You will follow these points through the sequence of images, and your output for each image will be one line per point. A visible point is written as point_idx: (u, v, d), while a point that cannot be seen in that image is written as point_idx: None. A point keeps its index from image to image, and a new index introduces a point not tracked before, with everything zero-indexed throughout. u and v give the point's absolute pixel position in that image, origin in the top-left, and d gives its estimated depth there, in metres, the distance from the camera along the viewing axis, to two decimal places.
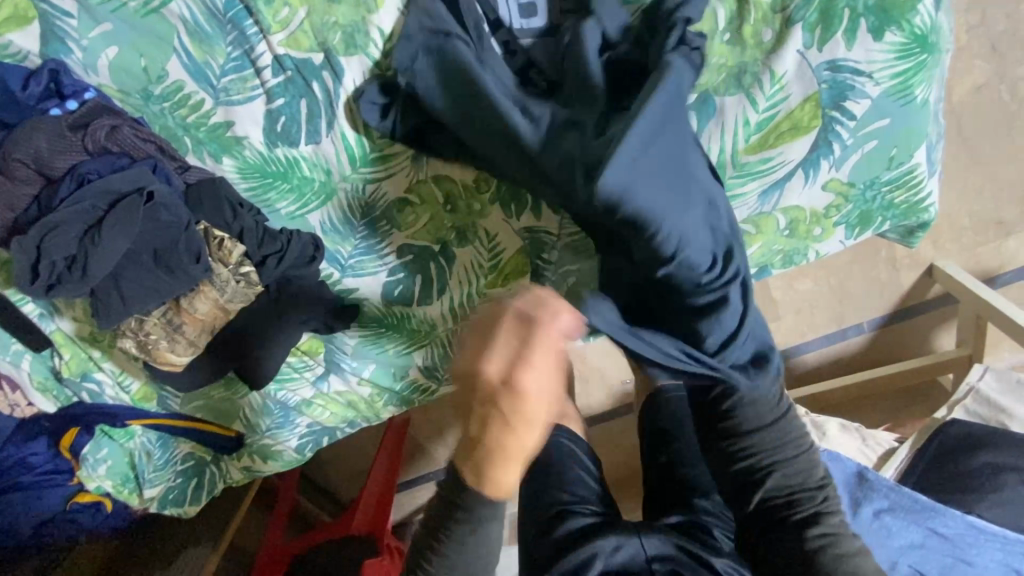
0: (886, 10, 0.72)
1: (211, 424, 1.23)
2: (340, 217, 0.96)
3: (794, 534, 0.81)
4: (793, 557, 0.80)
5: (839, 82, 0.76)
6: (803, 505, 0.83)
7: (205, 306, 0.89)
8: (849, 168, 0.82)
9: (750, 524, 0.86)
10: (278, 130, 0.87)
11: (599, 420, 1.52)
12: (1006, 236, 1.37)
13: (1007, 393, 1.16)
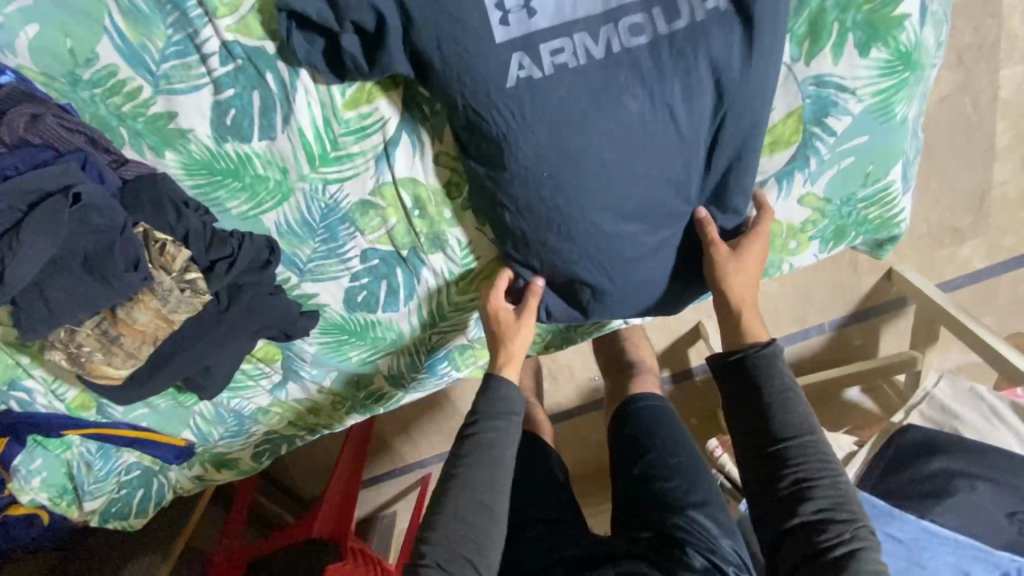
0: (875, 24, 0.69)
1: (157, 433, 1.15)
2: (297, 219, 0.88)
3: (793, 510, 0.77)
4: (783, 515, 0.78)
5: (823, 98, 0.74)
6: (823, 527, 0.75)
7: (146, 317, 0.80)
8: (824, 183, 0.81)
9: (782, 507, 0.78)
10: (228, 124, 0.80)
11: (562, 417, 1.57)
12: (959, 242, 1.54)
13: (959, 400, 1.21)
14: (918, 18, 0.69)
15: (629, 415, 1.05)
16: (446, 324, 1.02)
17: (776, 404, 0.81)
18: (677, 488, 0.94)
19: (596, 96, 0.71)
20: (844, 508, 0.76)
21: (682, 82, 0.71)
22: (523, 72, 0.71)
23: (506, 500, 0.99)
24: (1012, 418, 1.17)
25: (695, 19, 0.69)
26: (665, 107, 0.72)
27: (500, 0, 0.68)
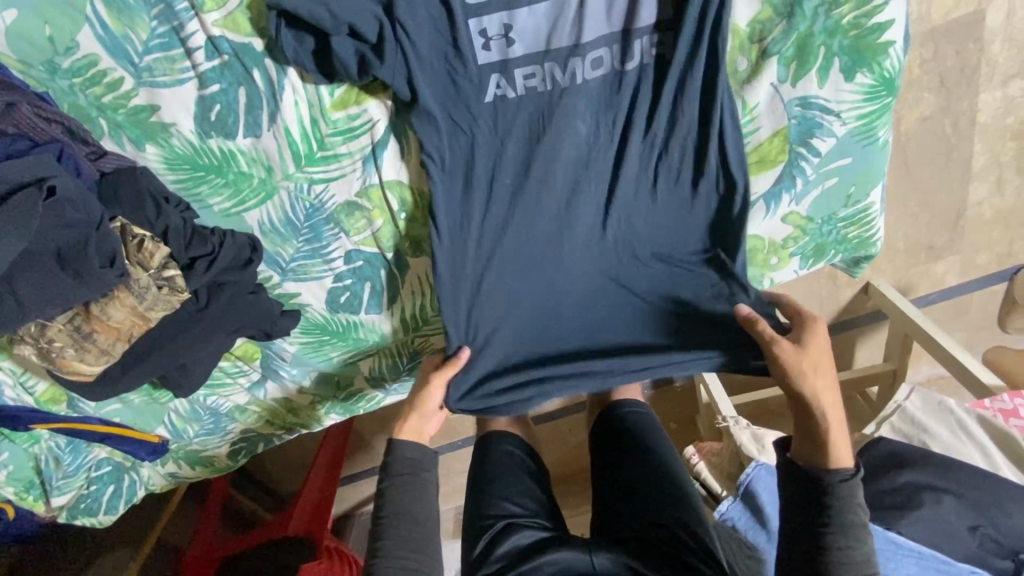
0: (861, 50, 0.71)
1: (131, 430, 1.13)
2: (281, 218, 0.87)
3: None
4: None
5: (808, 119, 0.75)
6: None
7: (121, 314, 0.78)
8: (808, 203, 0.83)
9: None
10: (212, 119, 0.78)
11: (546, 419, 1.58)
12: (935, 259, 1.59)
13: (929, 413, 1.25)
14: (902, 45, 0.70)
15: (615, 423, 1.07)
16: (429, 329, 1.01)
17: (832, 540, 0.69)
18: (663, 497, 0.94)
19: (549, 122, 0.77)
20: None
21: (628, 116, 0.77)
22: (498, 91, 0.76)
23: (490, 500, 0.96)
24: (978, 433, 1.20)
25: (642, 62, 0.74)
26: (609, 138, 0.79)
27: (483, 28, 0.73)
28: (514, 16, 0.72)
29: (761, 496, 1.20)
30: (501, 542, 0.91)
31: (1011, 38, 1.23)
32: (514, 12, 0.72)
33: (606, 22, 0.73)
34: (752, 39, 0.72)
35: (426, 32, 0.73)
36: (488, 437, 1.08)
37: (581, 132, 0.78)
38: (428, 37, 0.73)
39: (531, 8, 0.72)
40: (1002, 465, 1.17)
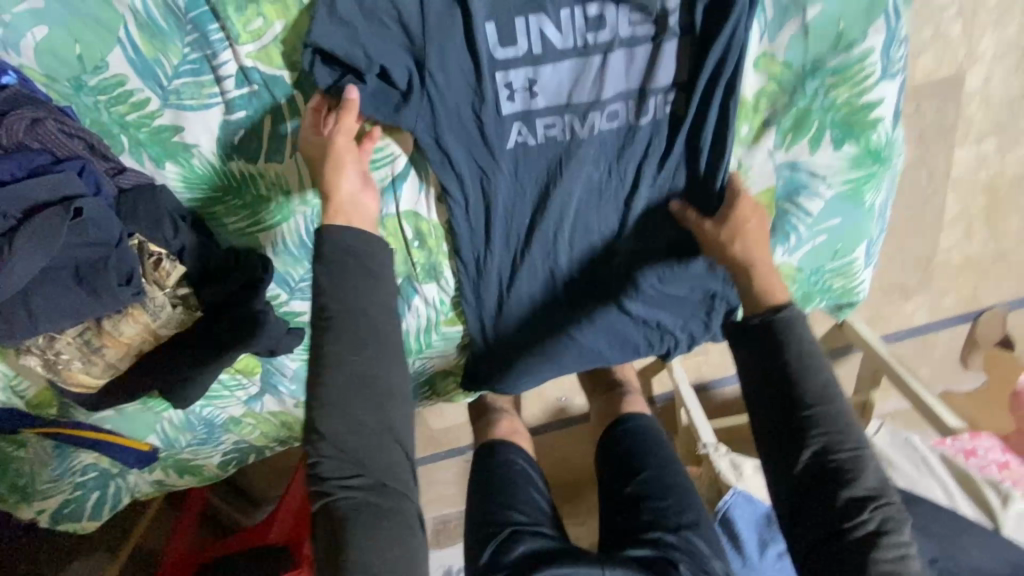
0: (851, 125, 0.76)
1: (122, 437, 1.12)
2: (294, 241, 0.89)
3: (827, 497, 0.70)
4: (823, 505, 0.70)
5: (796, 180, 0.81)
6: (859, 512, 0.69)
7: (134, 329, 0.80)
8: (800, 255, 0.88)
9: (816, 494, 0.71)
10: (235, 143, 0.80)
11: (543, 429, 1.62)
12: (905, 299, 1.69)
13: (895, 449, 1.34)
14: (891, 121, 0.76)
15: (624, 435, 1.15)
16: (433, 352, 1.03)
17: (819, 422, 0.71)
18: (669, 507, 1.01)
19: (564, 171, 0.81)
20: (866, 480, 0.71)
21: (639, 167, 0.81)
22: (519, 138, 0.80)
23: (494, 501, 1.04)
24: (941, 470, 1.28)
25: (657, 118, 0.78)
26: (620, 187, 0.83)
27: (508, 80, 0.76)
28: (540, 73, 0.76)
29: (738, 524, 1.27)
30: (507, 540, 0.97)
31: (986, 100, 1.33)
32: (540, 68, 0.76)
33: (624, 80, 0.76)
34: (757, 108, 0.77)
35: (453, 78, 0.75)
36: (494, 446, 1.17)
37: (594, 180, 0.83)
38: (455, 85, 0.76)
39: (556, 66, 0.76)
40: (961, 502, 1.25)
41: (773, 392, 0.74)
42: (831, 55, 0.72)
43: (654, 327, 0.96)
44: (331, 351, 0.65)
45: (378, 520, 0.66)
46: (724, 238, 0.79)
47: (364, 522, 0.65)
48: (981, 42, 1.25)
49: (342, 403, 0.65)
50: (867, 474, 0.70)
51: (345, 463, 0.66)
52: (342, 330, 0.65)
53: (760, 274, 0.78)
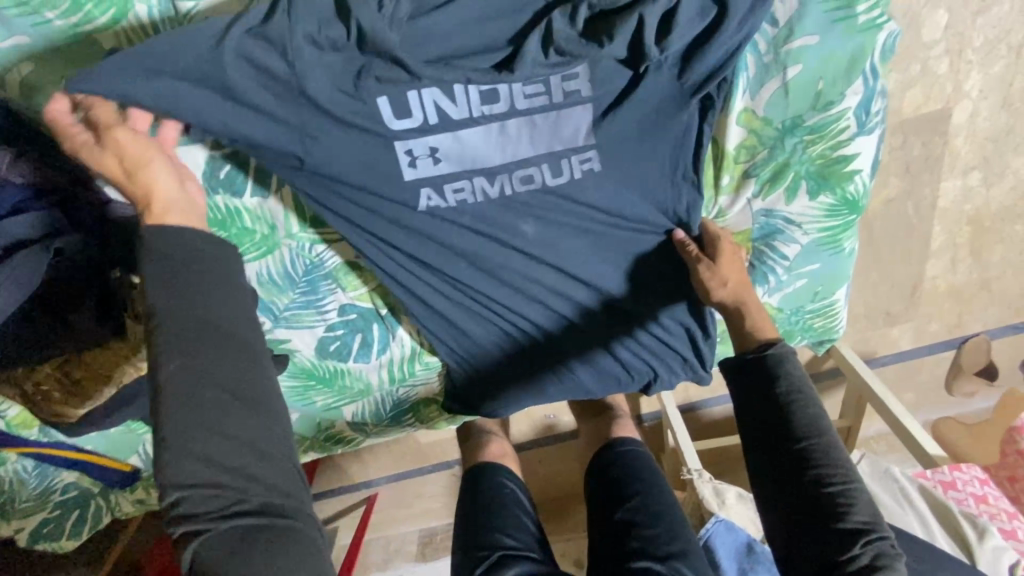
0: (826, 176, 0.77)
1: (104, 457, 1.12)
2: (279, 271, 0.89)
3: (815, 525, 0.68)
4: (807, 531, 0.68)
5: (772, 225, 0.82)
6: (851, 544, 0.66)
7: (113, 362, 0.80)
8: (780, 296, 0.89)
9: (802, 520, 0.69)
10: (220, 178, 0.80)
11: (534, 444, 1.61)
12: (890, 325, 1.70)
13: (876, 480, 1.35)
14: (868, 174, 0.77)
15: (615, 460, 1.16)
16: (416, 381, 1.04)
17: (806, 451, 0.70)
18: (659, 535, 1.00)
19: (494, 229, 0.82)
20: (862, 513, 0.67)
21: (622, 213, 0.81)
22: (430, 203, 0.80)
23: (483, 525, 1.04)
24: (920, 503, 1.30)
25: (574, 177, 0.79)
26: (571, 248, 0.84)
27: (409, 149, 0.76)
28: (442, 142, 0.76)
29: (719, 551, 1.27)
30: (499, 569, 0.96)
31: (972, 135, 1.35)
32: (439, 137, 0.75)
33: (530, 143, 0.77)
34: (737, 160, 0.77)
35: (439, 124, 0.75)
36: (486, 467, 1.18)
37: (529, 235, 0.83)
38: (385, 150, 0.76)
39: (531, 117, 0.75)
40: (938, 535, 1.25)
41: (763, 419, 0.73)
42: (809, 113, 0.72)
43: (639, 361, 0.95)
44: (170, 367, 0.56)
45: (268, 548, 0.55)
46: (716, 284, 0.80)
47: (240, 551, 0.55)
48: (968, 79, 1.27)
49: (197, 420, 0.56)
50: (860, 507, 0.67)
51: (213, 485, 0.56)
52: (181, 336, 0.57)
53: (751, 316, 0.79)
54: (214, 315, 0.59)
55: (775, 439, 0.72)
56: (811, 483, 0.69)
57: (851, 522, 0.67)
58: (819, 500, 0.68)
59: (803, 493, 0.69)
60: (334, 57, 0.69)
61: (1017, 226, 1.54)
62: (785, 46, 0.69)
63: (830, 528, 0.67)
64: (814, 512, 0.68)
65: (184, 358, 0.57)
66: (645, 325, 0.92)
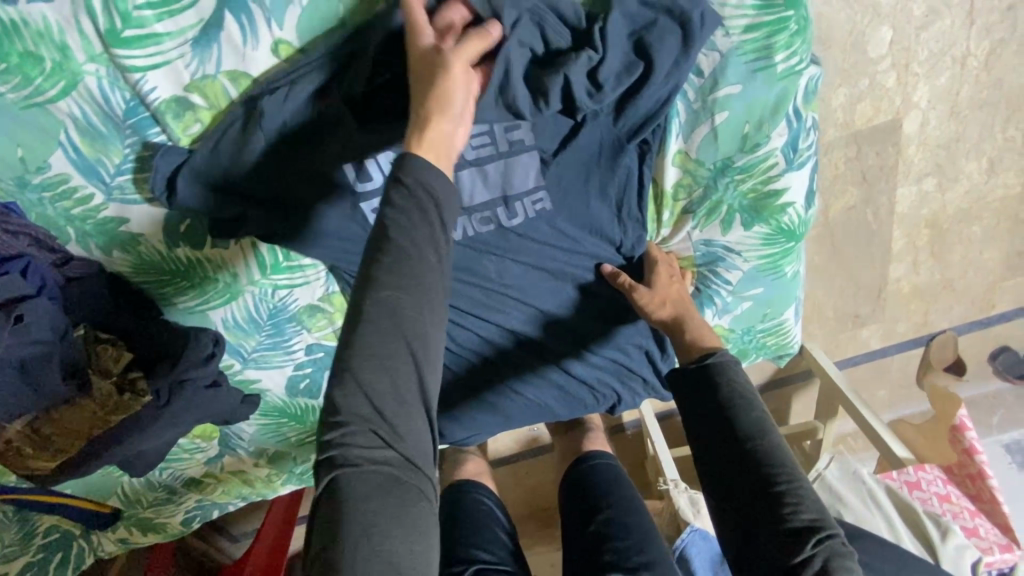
0: (759, 210, 0.81)
1: (85, 499, 1.14)
2: (244, 317, 0.92)
3: (765, 526, 0.70)
4: (759, 534, 0.70)
5: (713, 253, 0.86)
6: (801, 543, 0.68)
7: (81, 418, 0.84)
8: (730, 317, 0.93)
9: (754, 523, 0.71)
10: (181, 231, 0.82)
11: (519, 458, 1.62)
12: (860, 326, 1.73)
13: (846, 484, 1.39)
14: (801, 205, 0.81)
15: (586, 473, 1.18)
16: None
17: (753, 454, 0.72)
18: (629, 548, 1.02)
19: (460, 270, 0.86)
20: (810, 512, 0.69)
21: (572, 247, 0.85)
22: None
23: (458, 540, 1.06)
24: (887, 505, 1.33)
25: (529, 217, 0.82)
26: (524, 282, 0.88)
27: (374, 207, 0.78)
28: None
29: (694, 561, 1.30)
30: None
31: (924, 144, 1.38)
32: None
33: (485, 190, 0.80)
34: (677, 198, 0.81)
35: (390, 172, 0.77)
36: (463, 484, 1.21)
37: (490, 273, 0.86)
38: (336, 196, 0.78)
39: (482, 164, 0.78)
40: (904, 536, 1.29)
41: (710, 427, 0.76)
42: (738, 155, 0.76)
43: (602, 382, 0.99)
44: (382, 293, 0.54)
45: (399, 501, 0.55)
46: (657, 306, 0.83)
47: (372, 502, 0.53)
48: (916, 91, 1.29)
49: (376, 350, 0.54)
50: (807, 504, 0.70)
51: (367, 429, 0.54)
52: (396, 264, 0.55)
53: (691, 329, 0.82)
54: (423, 260, 0.56)
55: (724, 445, 0.74)
56: (760, 486, 0.71)
57: (799, 520, 0.69)
58: (769, 502, 0.70)
59: (753, 497, 0.71)
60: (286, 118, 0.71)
61: (975, 227, 1.56)
62: (711, 95, 0.73)
63: (780, 529, 0.69)
64: (765, 514, 0.70)
65: (395, 292, 0.55)
66: (599, 349, 0.97)
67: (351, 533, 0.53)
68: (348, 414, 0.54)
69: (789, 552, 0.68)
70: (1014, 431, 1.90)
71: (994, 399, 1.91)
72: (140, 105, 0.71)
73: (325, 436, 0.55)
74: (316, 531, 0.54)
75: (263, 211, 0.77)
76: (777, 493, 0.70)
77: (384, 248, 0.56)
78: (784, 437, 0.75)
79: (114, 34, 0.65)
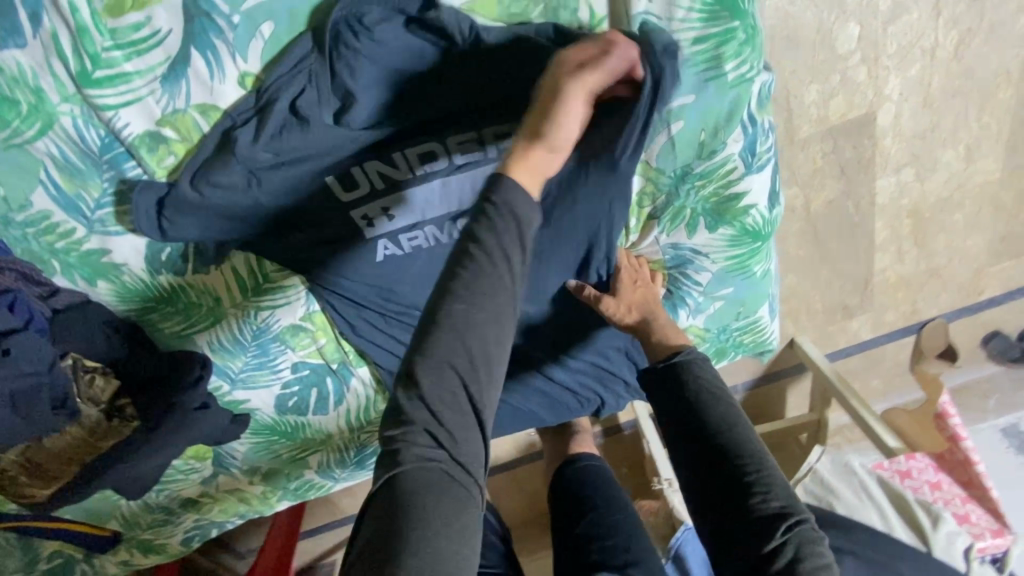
0: (721, 213, 0.83)
1: (86, 523, 1.15)
2: (229, 339, 0.93)
3: (737, 516, 0.71)
4: (732, 523, 0.71)
5: (681, 256, 0.89)
6: (771, 530, 0.69)
7: (69, 445, 0.87)
8: (704, 317, 0.95)
9: (726, 513, 0.72)
10: (162, 259, 0.85)
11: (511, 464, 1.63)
12: (849, 317, 1.66)
13: (838, 476, 1.39)
14: (764, 207, 0.83)
15: (575, 475, 1.20)
16: (374, 427, 1.09)
17: (721, 446, 0.74)
18: (616, 545, 1.04)
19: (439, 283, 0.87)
20: (780, 499, 0.71)
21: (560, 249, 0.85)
22: (387, 252, 0.83)
23: None
24: (880, 495, 1.34)
25: None
26: None
27: (363, 213, 0.80)
28: (389, 201, 0.79)
29: (689, 559, 1.31)
30: None
31: (899, 135, 1.35)
32: (386, 199, 0.79)
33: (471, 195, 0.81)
34: (641, 206, 0.84)
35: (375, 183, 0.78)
36: None
37: None
38: (314, 211, 0.79)
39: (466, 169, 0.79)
40: (897, 526, 1.30)
41: (681, 422, 0.78)
42: (696, 162, 0.79)
43: (583, 386, 1.01)
44: (456, 306, 0.56)
45: (449, 507, 0.55)
46: (624, 313, 0.86)
47: (423, 499, 0.54)
48: (887, 84, 1.27)
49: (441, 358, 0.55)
50: (776, 491, 0.71)
51: (424, 431, 0.56)
52: (473, 283, 0.56)
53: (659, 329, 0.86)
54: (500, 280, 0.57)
55: (695, 439, 0.76)
56: (729, 475, 0.73)
57: (769, 507, 0.70)
58: (739, 491, 0.72)
59: (723, 488, 0.73)
60: (259, 143, 0.73)
61: (955, 215, 1.53)
62: (667, 105, 0.75)
63: (751, 517, 0.70)
64: (736, 504, 0.72)
65: (486, 313, 0.56)
66: (581, 354, 0.99)
67: (398, 526, 0.54)
68: (412, 418, 0.56)
69: (759, 539, 0.69)
70: (1010, 415, 1.84)
71: (988, 385, 1.86)
72: (114, 141, 0.74)
73: (386, 433, 0.58)
74: (370, 518, 0.56)
75: (256, 230, 0.81)
76: (746, 482, 0.72)
77: (460, 272, 0.57)
78: (754, 427, 0.77)
79: (85, 75, 0.68)
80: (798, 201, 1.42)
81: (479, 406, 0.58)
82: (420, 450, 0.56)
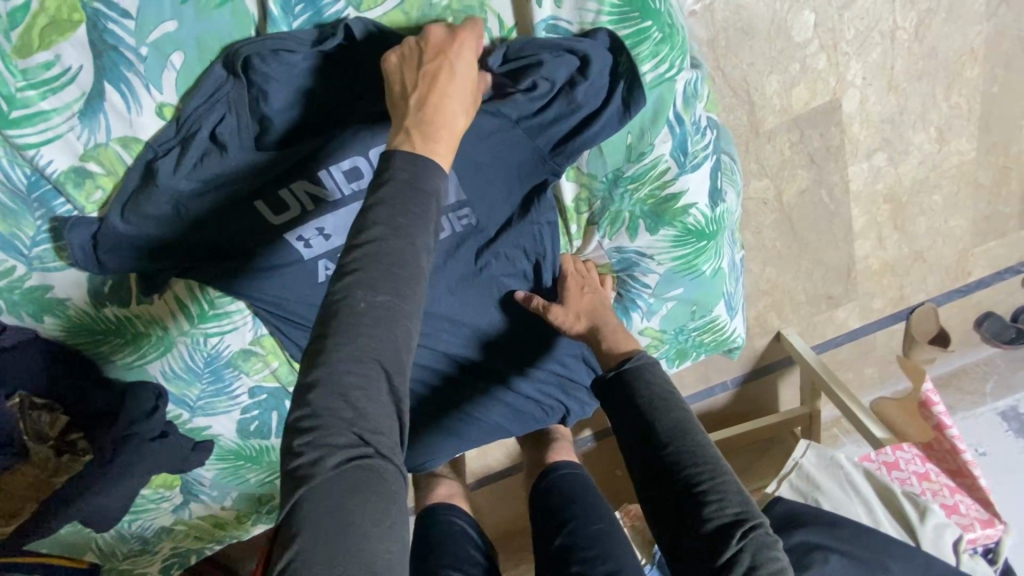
0: (659, 214, 0.85)
1: (62, 557, 1.14)
2: (181, 367, 0.92)
3: (693, 527, 0.69)
4: (688, 534, 0.69)
5: (627, 259, 0.89)
6: (727, 539, 0.66)
7: (23, 482, 0.88)
8: (658, 318, 0.95)
9: (683, 524, 0.70)
10: (105, 292, 0.84)
11: (492, 478, 1.56)
12: (835, 307, 1.58)
13: (822, 469, 1.34)
14: (702, 204, 0.85)
15: (550, 486, 1.17)
16: None
17: (673, 455, 0.72)
18: (595, 557, 1.00)
19: None
20: (735, 505, 0.69)
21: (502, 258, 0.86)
22: (329, 273, 0.83)
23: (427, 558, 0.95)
24: (867, 489, 1.30)
25: (456, 232, 0.84)
26: (448, 303, 0.88)
27: (299, 234, 0.80)
28: (324, 221, 0.79)
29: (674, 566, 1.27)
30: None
31: (867, 120, 1.31)
32: (322, 217, 0.79)
33: None
34: (579, 211, 0.87)
35: (308, 206, 0.78)
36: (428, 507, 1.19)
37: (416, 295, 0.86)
38: (248, 234, 0.79)
39: None
40: (885, 521, 1.25)
41: (633, 432, 0.75)
42: (626, 165, 0.82)
43: (546, 396, 0.98)
44: (377, 297, 0.55)
45: (374, 511, 0.52)
46: (572, 322, 0.85)
47: (343, 505, 0.52)
48: (848, 69, 1.24)
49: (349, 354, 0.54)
50: (729, 497, 0.69)
51: (344, 430, 0.53)
52: (389, 273, 0.55)
53: (608, 335, 0.84)
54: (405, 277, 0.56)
55: (648, 449, 0.74)
56: (682, 484, 0.71)
57: (724, 515, 0.68)
58: (692, 499, 0.70)
59: (678, 497, 0.71)
60: (185, 167, 0.73)
61: (935, 196, 1.47)
62: None
63: (707, 527, 0.68)
64: (691, 513, 0.69)
65: (390, 296, 0.55)
66: (540, 361, 0.96)
67: (316, 544, 0.50)
68: (326, 419, 0.53)
69: (715, 549, 0.67)
70: (1010, 398, 1.76)
71: (987, 367, 1.79)
72: (41, 178, 0.74)
73: (296, 442, 0.54)
74: (280, 543, 0.52)
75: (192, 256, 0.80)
76: (699, 489, 0.70)
77: (359, 248, 0.56)
78: (706, 432, 0.75)
79: (3, 117, 0.69)
80: (770, 192, 1.36)
81: (400, 399, 0.56)
82: (341, 454, 0.53)
